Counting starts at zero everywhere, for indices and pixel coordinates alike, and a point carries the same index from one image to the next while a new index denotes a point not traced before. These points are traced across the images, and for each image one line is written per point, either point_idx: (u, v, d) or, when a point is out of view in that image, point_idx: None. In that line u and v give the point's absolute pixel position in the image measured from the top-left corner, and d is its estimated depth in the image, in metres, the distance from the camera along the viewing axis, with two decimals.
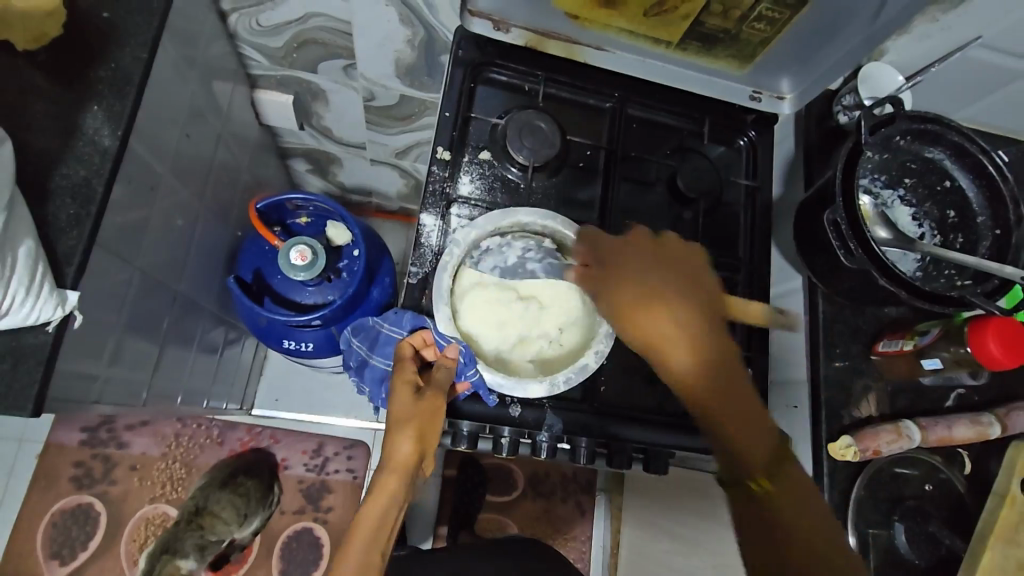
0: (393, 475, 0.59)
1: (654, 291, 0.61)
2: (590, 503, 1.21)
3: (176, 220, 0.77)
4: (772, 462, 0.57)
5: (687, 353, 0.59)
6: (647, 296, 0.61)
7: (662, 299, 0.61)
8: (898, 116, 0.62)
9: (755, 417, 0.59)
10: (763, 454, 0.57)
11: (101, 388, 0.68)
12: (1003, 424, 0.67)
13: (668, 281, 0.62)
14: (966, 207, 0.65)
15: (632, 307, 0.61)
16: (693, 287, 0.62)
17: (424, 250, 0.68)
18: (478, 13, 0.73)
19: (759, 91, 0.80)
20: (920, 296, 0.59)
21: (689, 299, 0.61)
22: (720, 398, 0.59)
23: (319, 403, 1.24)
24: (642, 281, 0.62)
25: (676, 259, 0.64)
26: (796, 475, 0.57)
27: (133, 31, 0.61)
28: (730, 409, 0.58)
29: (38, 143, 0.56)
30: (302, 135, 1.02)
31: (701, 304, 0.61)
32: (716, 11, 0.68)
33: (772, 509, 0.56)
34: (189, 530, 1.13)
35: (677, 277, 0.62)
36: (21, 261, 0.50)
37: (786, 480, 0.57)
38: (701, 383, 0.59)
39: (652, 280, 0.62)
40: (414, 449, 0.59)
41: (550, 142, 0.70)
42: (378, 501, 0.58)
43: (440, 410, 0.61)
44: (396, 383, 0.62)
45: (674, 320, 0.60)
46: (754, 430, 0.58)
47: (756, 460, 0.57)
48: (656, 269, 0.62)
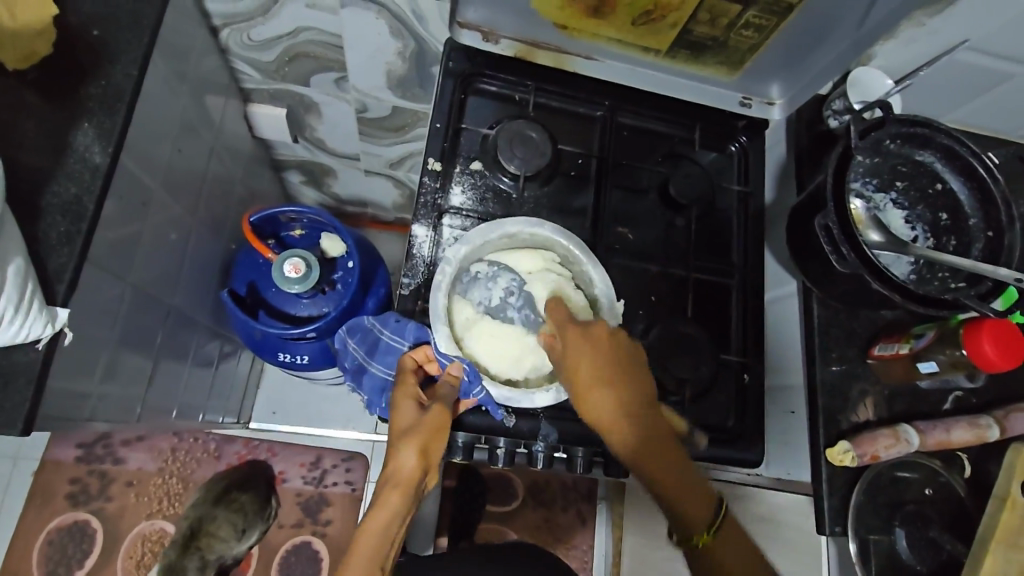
0: (397, 489, 0.56)
1: (601, 377, 0.60)
2: (590, 512, 1.20)
3: (169, 234, 0.77)
4: (713, 519, 0.60)
5: (633, 433, 0.60)
6: (593, 380, 0.60)
7: (609, 381, 0.60)
8: (887, 120, 0.63)
9: (696, 483, 0.61)
10: (705, 513, 0.60)
11: (94, 406, 0.67)
12: (1002, 426, 0.67)
13: (618, 361, 0.61)
14: (957, 209, 0.65)
15: (583, 390, 0.60)
16: (637, 370, 0.62)
17: (416, 261, 0.68)
18: (468, 25, 0.74)
19: (749, 97, 0.81)
20: (915, 299, 0.59)
21: (632, 380, 0.61)
22: (664, 471, 0.60)
23: (316, 415, 1.23)
24: (592, 364, 0.60)
25: (621, 337, 0.63)
26: (737, 529, 0.61)
27: (124, 48, 0.61)
28: (675, 479, 0.60)
29: (29, 160, 0.57)
30: (296, 147, 1.03)
31: (644, 386, 0.62)
32: (704, 19, 0.69)
33: (719, 566, 0.59)
34: (187, 553, 1.09)
35: (621, 354, 0.62)
36: (11, 279, 0.49)
37: (727, 539, 0.60)
38: (644, 455, 0.60)
39: (599, 361, 0.60)
40: (419, 464, 0.57)
41: (540, 151, 0.70)
42: (379, 516, 0.55)
43: (445, 424, 0.60)
44: (399, 398, 0.62)
45: (618, 406, 0.60)
46: (697, 493, 0.60)
47: (701, 523, 0.60)
48: (603, 348, 0.61)
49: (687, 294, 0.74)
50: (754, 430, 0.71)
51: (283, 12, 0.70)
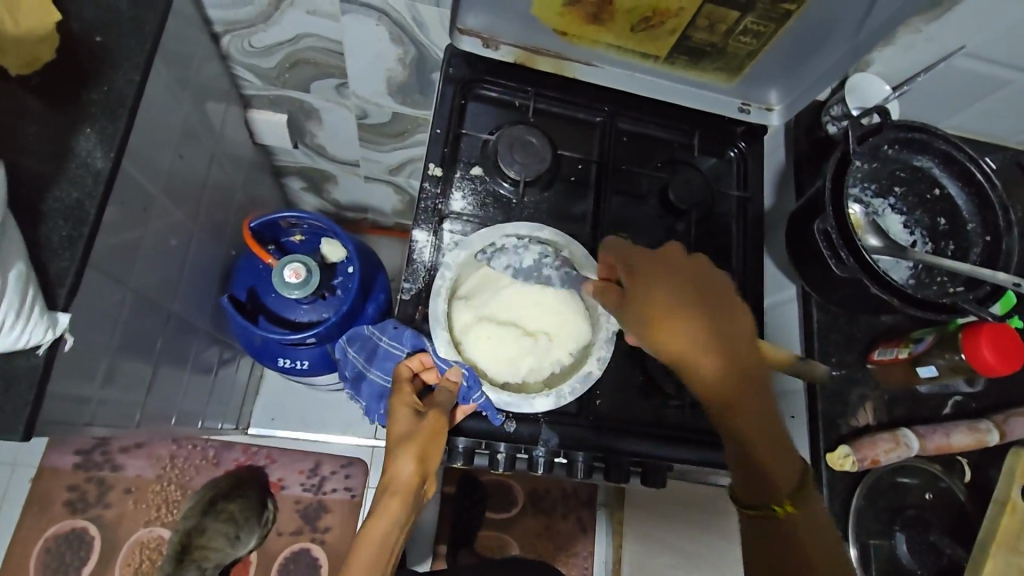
0: (395, 498, 0.55)
1: (689, 302, 0.61)
2: (591, 519, 1.19)
3: (170, 240, 0.77)
4: (796, 484, 0.57)
5: (722, 361, 0.59)
6: (673, 305, 0.61)
7: (700, 307, 0.61)
8: (885, 126, 0.62)
9: (782, 444, 0.59)
10: (790, 478, 0.58)
11: (94, 411, 0.67)
12: (1002, 431, 0.67)
13: (701, 292, 0.62)
14: (956, 214, 0.65)
15: (668, 313, 0.61)
16: (719, 301, 0.62)
17: (417, 266, 0.68)
18: (468, 31, 0.72)
19: (747, 103, 0.80)
20: (912, 303, 0.59)
21: (717, 310, 0.62)
22: (744, 406, 0.59)
23: (316, 421, 1.23)
24: (678, 290, 0.62)
25: (705, 269, 0.64)
26: (819, 510, 0.57)
27: (126, 54, 0.61)
28: (755, 424, 0.59)
29: (31, 166, 0.57)
30: (296, 154, 1.03)
31: (733, 323, 0.61)
32: (702, 26, 0.69)
33: (796, 538, 0.55)
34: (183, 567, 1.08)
35: (704, 291, 0.63)
36: (12, 284, 0.49)
37: (808, 511, 0.56)
38: (728, 390, 0.59)
39: (687, 290, 0.62)
40: (417, 471, 0.57)
41: (540, 156, 0.71)
42: (378, 526, 0.55)
43: (443, 430, 0.60)
44: (395, 405, 0.61)
45: (708, 329, 0.60)
46: (783, 456, 0.58)
47: (784, 488, 0.57)
48: (686, 279, 0.63)
49: None
50: None
51: (285, 18, 0.70)
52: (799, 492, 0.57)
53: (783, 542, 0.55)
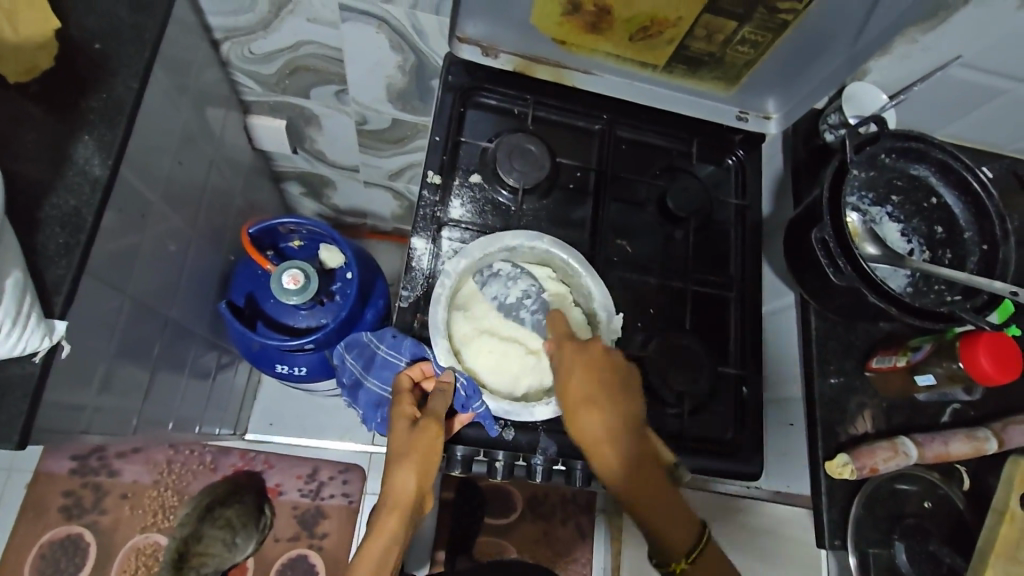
0: (395, 511, 0.57)
1: (595, 395, 0.61)
2: (590, 525, 1.19)
3: (168, 246, 0.77)
4: (693, 544, 0.60)
5: (619, 450, 0.61)
6: (579, 400, 0.62)
7: (605, 400, 0.62)
8: (882, 135, 0.63)
9: (679, 511, 0.61)
10: (686, 538, 0.60)
11: (90, 418, 0.67)
12: (1000, 438, 0.67)
13: (609, 381, 0.62)
14: (953, 223, 0.65)
15: (574, 407, 0.62)
16: (624, 388, 0.63)
17: (415, 273, 0.68)
18: (468, 40, 0.75)
19: (745, 111, 0.82)
20: (909, 311, 0.59)
21: (620, 398, 0.62)
22: (640, 489, 0.61)
23: (313, 427, 1.22)
24: (589, 382, 0.62)
25: (615, 355, 0.64)
26: (717, 560, 0.60)
27: (125, 62, 0.61)
28: (650, 502, 0.61)
29: (29, 173, 0.57)
30: (295, 159, 1.03)
31: (634, 406, 0.63)
32: (700, 35, 0.70)
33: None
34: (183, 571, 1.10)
35: (613, 378, 0.63)
36: (9, 292, 0.49)
37: (706, 565, 0.60)
38: (629, 478, 0.61)
39: (596, 381, 0.62)
40: (417, 485, 0.58)
41: (539, 165, 0.71)
42: (378, 541, 0.56)
43: (441, 442, 0.60)
44: (395, 416, 0.61)
45: (608, 423, 0.61)
46: (677, 520, 0.61)
47: (681, 547, 0.60)
48: (597, 369, 0.62)
49: (686, 307, 0.74)
50: (753, 443, 0.71)
51: (284, 26, 0.71)
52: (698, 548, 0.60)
53: None
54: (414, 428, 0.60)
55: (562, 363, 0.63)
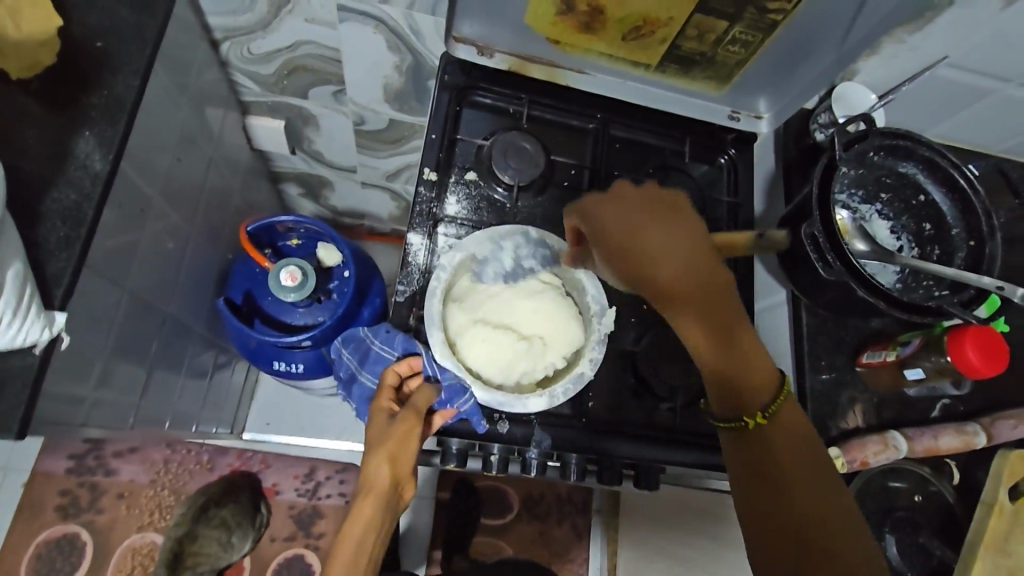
0: (369, 498, 0.57)
1: (645, 210, 0.57)
2: (586, 525, 1.19)
3: (167, 243, 0.77)
4: (771, 400, 0.54)
5: (684, 269, 0.55)
6: (633, 217, 0.57)
7: (661, 215, 0.57)
8: (870, 133, 0.64)
9: (753, 354, 0.55)
10: (764, 393, 0.54)
11: (89, 411, 0.67)
12: (988, 433, 0.68)
13: (663, 204, 0.58)
14: (941, 220, 0.67)
15: (624, 231, 0.57)
16: (682, 209, 0.58)
17: (411, 268, 0.69)
18: (463, 40, 0.75)
19: (737, 110, 0.83)
20: (898, 306, 0.60)
21: (679, 214, 0.57)
22: (713, 317, 0.54)
23: (311, 426, 1.23)
24: (636, 205, 0.58)
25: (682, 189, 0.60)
26: (797, 423, 0.54)
27: (126, 59, 0.62)
28: (724, 335, 0.54)
29: (31, 168, 0.58)
30: (293, 159, 1.04)
31: (692, 224, 0.57)
32: (692, 35, 0.71)
33: (774, 454, 0.53)
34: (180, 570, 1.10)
35: (670, 200, 0.58)
36: (10, 284, 0.50)
37: (784, 424, 0.54)
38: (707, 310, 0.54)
39: (648, 201, 0.58)
40: (391, 472, 0.58)
41: (534, 162, 0.72)
42: (354, 528, 0.56)
43: (416, 432, 0.60)
44: (371, 410, 0.63)
45: (667, 234, 0.56)
46: (751, 364, 0.55)
47: (757, 400, 0.54)
48: (653, 192, 0.59)
49: None
50: None
51: (283, 26, 0.72)
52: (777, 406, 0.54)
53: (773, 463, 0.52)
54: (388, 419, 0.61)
55: (595, 202, 0.61)
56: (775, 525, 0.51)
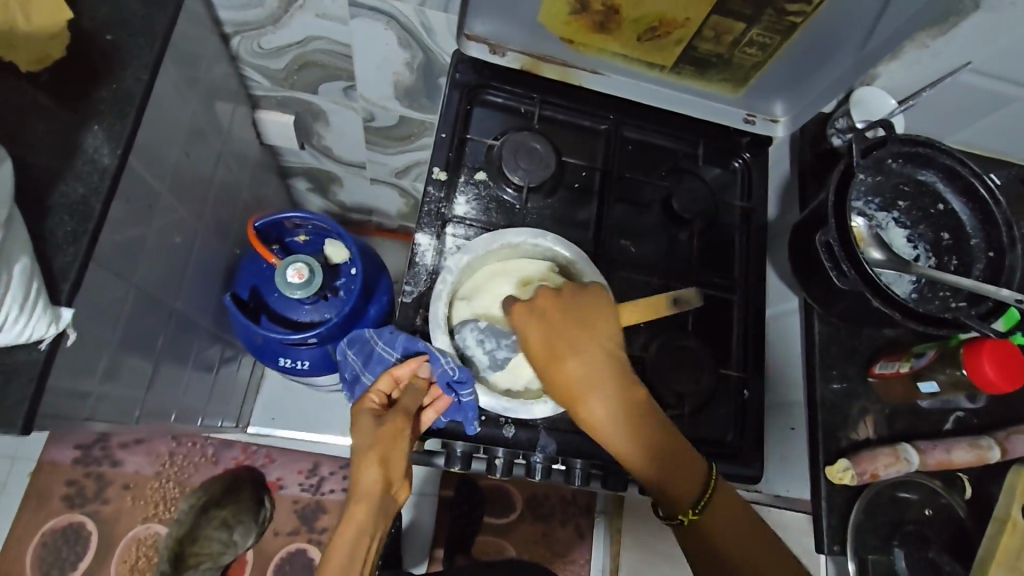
0: (361, 503, 0.56)
1: (562, 343, 0.59)
2: (589, 527, 1.18)
3: (174, 238, 0.77)
4: (700, 493, 0.58)
5: (605, 401, 0.58)
6: (555, 346, 0.59)
7: (577, 348, 0.59)
8: (889, 140, 0.62)
9: (678, 454, 0.59)
10: (692, 489, 0.58)
11: (95, 406, 0.67)
12: (1003, 448, 0.66)
13: (580, 329, 0.60)
14: (960, 229, 0.65)
15: (546, 366, 0.60)
16: (596, 335, 0.60)
17: (419, 269, 0.68)
18: (475, 37, 0.74)
19: (752, 114, 0.81)
20: (915, 317, 0.58)
21: (592, 343, 0.60)
22: (637, 441, 0.58)
23: (316, 422, 1.22)
24: (552, 335, 0.60)
25: (598, 299, 0.62)
26: (729, 506, 0.58)
27: (136, 53, 0.62)
28: (648, 453, 0.58)
29: (39, 162, 0.57)
30: (303, 154, 1.03)
31: (605, 351, 0.60)
32: (708, 36, 0.70)
33: (710, 544, 0.57)
34: (182, 570, 1.11)
35: (586, 323, 0.60)
36: (17, 279, 0.50)
37: (717, 515, 0.57)
38: (619, 422, 0.58)
39: (566, 328, 0.60)
40: (381, 476, 0.56)
41: (544, 163, 0.71)
42: (346, 534, 0.55)
43: (403, 435, 0.59)
44: (356, 413, 0.60)
45: (584, 368, 0.59)
46: (678, 465, 0.59)
47: (686, 497, 0.58)
48: (573, 315, 0.61)
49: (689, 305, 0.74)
50: (754, 446, 0.71)
51: (294, 21, 0.71)
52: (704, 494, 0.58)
53: (700, 549, 0.57)
54: (377, 422, 0.58)
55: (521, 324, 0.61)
56: None
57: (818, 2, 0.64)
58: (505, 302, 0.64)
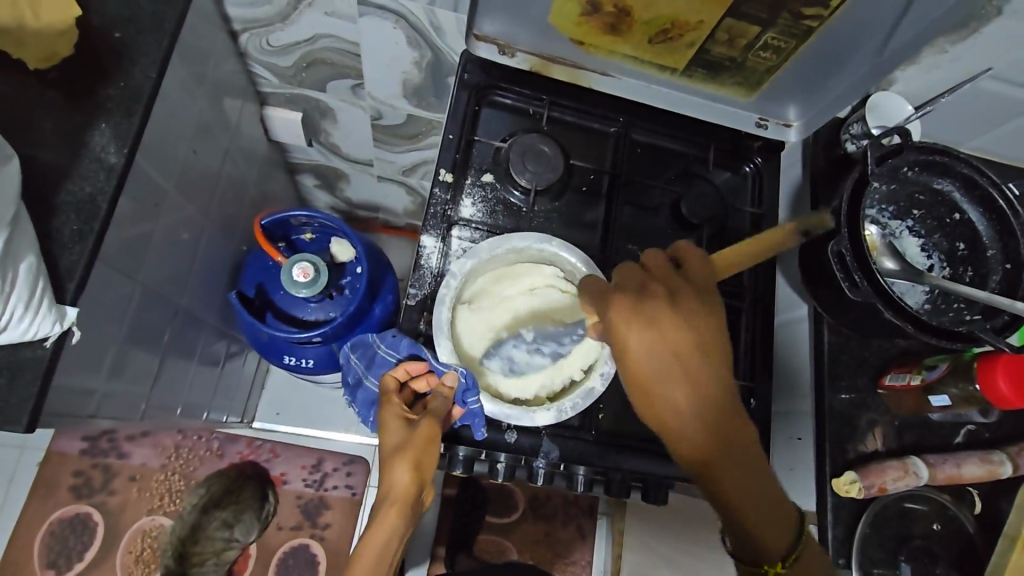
0: (393, 508, 0.56)
1: (674, 365, 0.49)
2: (591, 527, 1.18)
3: (181, 234, 0.77)
4: (791, 549, 0.50)
5: (708, 437, 0.49)
6: (665, 367, 0.48)
7: (690, 374, 0.49)
8: (905, 148, 0.60)
9: (775, 501, 0.50)
10: (782, 543, 0.50)
11: (99, 403, 0.67)
12: (1014, 463, 0.66)
13: (697, 350, 0.49)
14: (976, 240, 0.64)
15: (647, 387, 0.49)
16: (714, 357, 0.49)
17: (423, 271, 0.68)
18: (484, 37, 0.73)
19: (765, 118, 0.80)
20: (929, 330, 0.57)
21: (711, 366, 0.49)
22: (738, 489, 0.49)
23: (320, 418, 1.24)
24: (663, 355, 0.49)
25: (714, 302, 0.51)
26: (818, 567, 0.50)
27: (145, 50, 0.62)
28: (747, 497, 0.49)
29: (46, 159, 0.57)
30: (310, 151, 1.03)
31: (722, 382, 0.49)
32: (722, 39, 0.68)
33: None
34: (189, 568, 1.13)
35: (703, 337, 0.49)
36: (22, 278, 0.50)
37: (807, 573, 0.50)
38: (720, 461, 0.49)
39: (680, 350, 0.49)
40: (411, 479, 0.57)
41: (552, 167, 0.70)
42: (377, 535, 0.56)
43: (434, 438, 0.59)
44: (388, 416, 0.62)
45: (700, 399, 0.49)
46: (775, 518, 0.50)
47: (775, 549, 0.50)
48: (689, 330, 0.49)
49: None
50: None
51: (302, 19, 0.71)
52: (795, 549, 0.50)
53: None
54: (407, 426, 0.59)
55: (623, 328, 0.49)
56: None
57: (835, 6, 0.63)
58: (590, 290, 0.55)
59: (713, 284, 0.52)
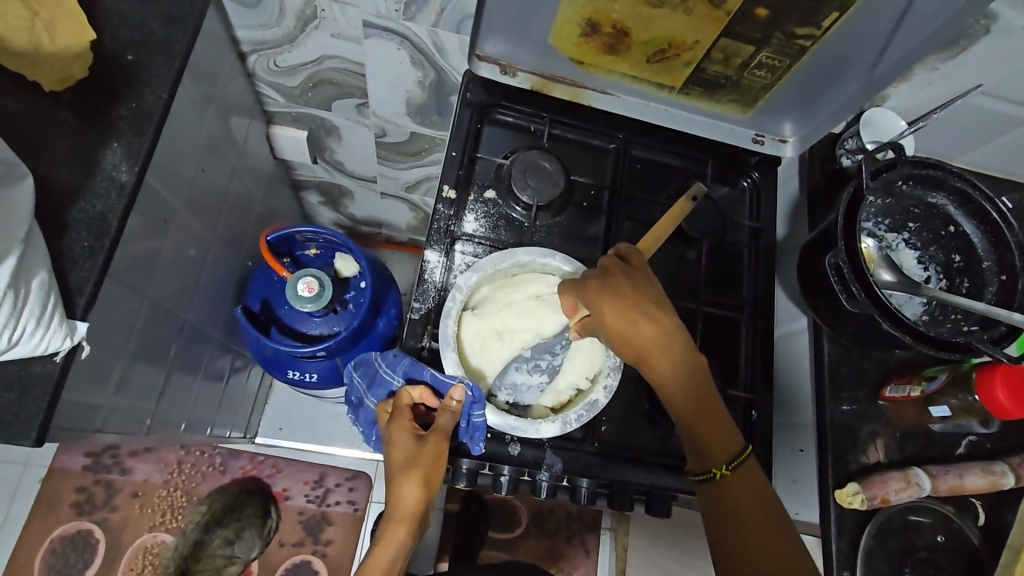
0: (402, 525, 0.61)
1: (640, 312, 0.58)
2: (594, 543, 1.18)
3: (189, 250, 0.79)
4: (734, 453, 0.58)
5: (674, 365, 0.58)
6: (634, 317, 0.58)
7: (650, 312, 0.58)
8: (899, 162, 0.61)
9: (717, 415, 0.59)
10: (728, 448, 0.58)
11: (105, 417, 0.68)
12: (1017, 474, 0.66)
13: (651, 296, 0.59)
14: (972, 252, 0.65)
15: (625, 339, 0.58)
16: (665, 300, 0.60)
17: (427, 286, 0.68)
18: (486, 58, 0.74)
19: (761, 134, 0.82)
20: (927, 342, 0.57)
21: (667, 311, 0.59)
22: (693, 403, 0.59)
23: (323, 433, 1.24)
24: (628, 301, 0.58)
25: (653, 273, 0.62)
26: (757, 478, 0.58)
27: (156, 72, 0.63)
28: (702, 414, 0.59)
29: (59, 178, 0.58)
30: (315, 168, 1.05)
31: (675, 318, 0.59)
32: (717, 58, 0.70)
33: (732, 503, 0.56)
34: None
35: (655, 292, 0.60)
36: (34, 293, 0.51)
37: (747, 479, 0.57)
38: (683, 382, 0.59)
39: (640, 298, 0.58)
40: (420, 498, 0.62)
41: (553, 181, 0.72)
42: (387, 549, 0.61)
43: (441, 457, 0.62)
44: (395, 432, 0.64)
45: (663, 335, 0.58)
46: (718, 425, 0.59)
47: (720, 454, 0.58)
48: (643, 283, 0.59)
49: (696, 326, 0.73)
50: (763, 467, 0.70)
51: (309, 40, 0.72)
52: (737, 457, 0.58)
53: (726, 507, 0.56)
54: (416, 446, 0.62)
55: (596, 297, 0.59)
56: (725, 553, 0.56)
57: (827, 26, 0.64)
58: (564, 288, 0.64)
59: (648, 267, 0.63)
